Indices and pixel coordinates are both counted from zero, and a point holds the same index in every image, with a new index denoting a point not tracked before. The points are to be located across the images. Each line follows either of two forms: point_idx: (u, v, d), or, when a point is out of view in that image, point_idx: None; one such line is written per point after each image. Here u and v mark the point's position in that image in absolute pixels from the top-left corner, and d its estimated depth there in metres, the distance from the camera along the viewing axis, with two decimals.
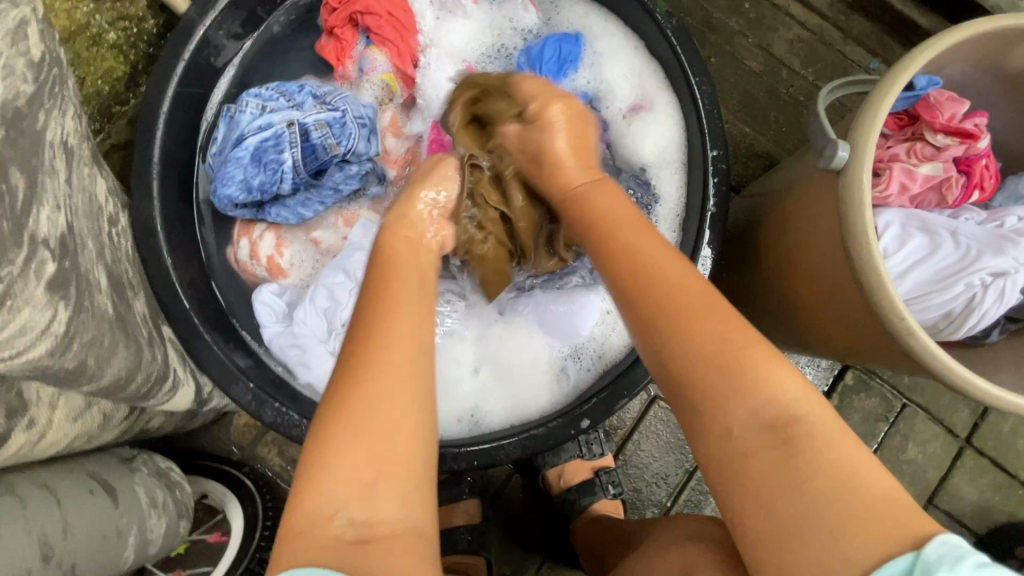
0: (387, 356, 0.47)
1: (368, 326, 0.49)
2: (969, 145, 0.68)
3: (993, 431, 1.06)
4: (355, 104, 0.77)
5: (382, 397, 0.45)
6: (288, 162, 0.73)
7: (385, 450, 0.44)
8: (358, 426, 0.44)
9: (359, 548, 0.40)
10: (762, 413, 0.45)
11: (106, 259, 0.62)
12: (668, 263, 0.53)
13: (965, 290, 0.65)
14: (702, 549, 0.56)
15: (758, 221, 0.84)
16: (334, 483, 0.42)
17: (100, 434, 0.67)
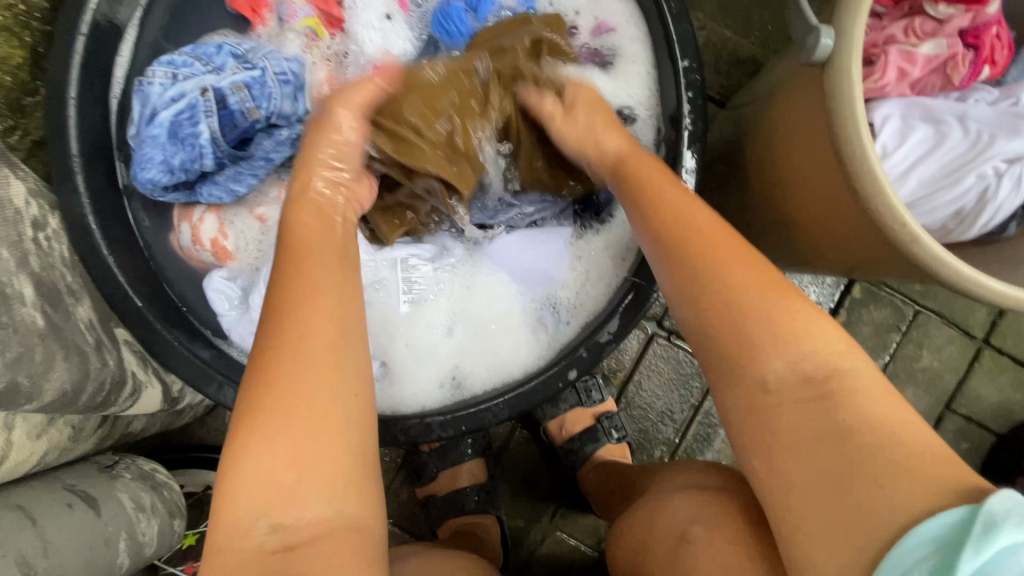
0: (302, 347, 0.45)
1: (278, 313, 0.47)
2: (976, 12, 0.58)
3: (1013, 327, 1.01)
4: (276, 59, 0.72)
5: (295, 400, 0.43)
6: (205, 134, 0.69)
7: (297, 453, 0.43)
8: (277, 426, 0.43)
9: (281, 556, 0.41)
10: (802, 366, 0.43)
11: (32, 267, 0.58)
12: (706, 215, 0.50)
13: (976, 183, 0.58)
14: (704, 499, 0.54)
15: (744, 134, 0.76)
16: (251, 491, 0.42)
17: (73, 446, 0.65)
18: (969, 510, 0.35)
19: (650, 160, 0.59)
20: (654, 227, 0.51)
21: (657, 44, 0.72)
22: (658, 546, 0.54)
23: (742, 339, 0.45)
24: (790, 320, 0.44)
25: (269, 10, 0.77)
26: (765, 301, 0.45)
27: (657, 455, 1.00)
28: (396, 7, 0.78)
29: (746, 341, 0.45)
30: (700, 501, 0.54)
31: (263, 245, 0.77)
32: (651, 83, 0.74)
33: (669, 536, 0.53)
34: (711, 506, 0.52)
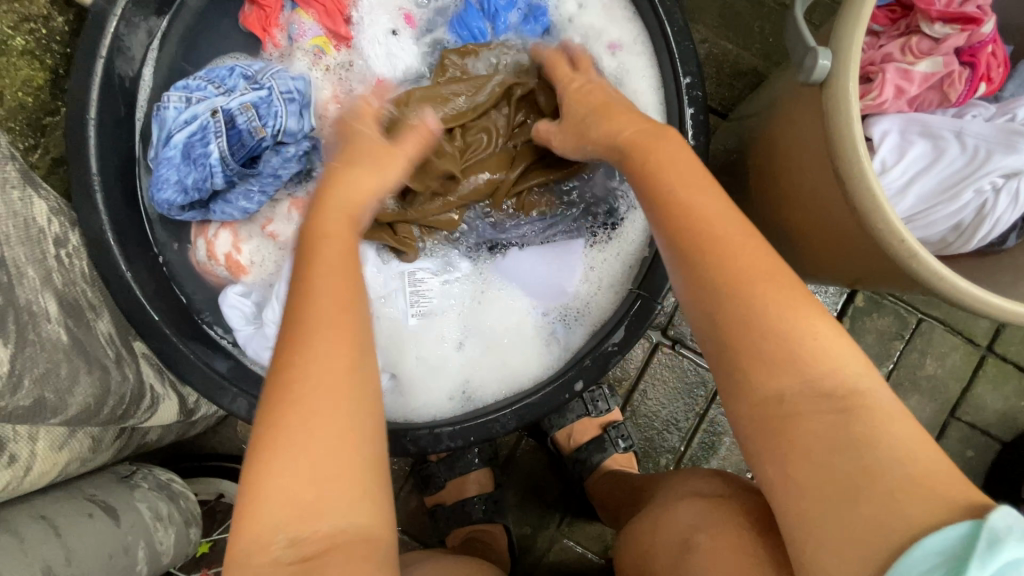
0: (310, 364, 0.45)
1: (293, 329, 0.46)
2: (973, 31, 0.59)
3: (1017, 335, 1.02)
4: (282, 78, 0.73)
5: (312, 415, 0.44)
6: (215, 154, 0.70)
7: (314, 467, 0.43)
8: (295, 442, 0.43)
9: (299, 567, 0.42)
10: (820, 381, 0.43)
11: (56, 285, 0.60)
12: (733, 224, 0.47)
13: (975, 198, 0.59)
14: (707, 508, 0.55)
15: (746, 147, 0.77)
16: (272, 505, 0.43)
17: (93, 456, 0.67)
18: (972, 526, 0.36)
19: (663, 137, 0.53)
20: (680, 233, 0.47)
21: (660, 57, 0.74)
22: (662, 548, 0.56)
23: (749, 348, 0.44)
24: (795, 327, 0.44)
25: (280, 29, 0.79)
26: (777, 299, 0.44)
27: (663, 463, 1.01)
28: (403, 23, 0.80)
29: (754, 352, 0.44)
30: (708, 506, 0.55)
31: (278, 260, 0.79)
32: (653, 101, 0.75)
33: (673, 545, 0.54)
34: (716, 512, 0.53)
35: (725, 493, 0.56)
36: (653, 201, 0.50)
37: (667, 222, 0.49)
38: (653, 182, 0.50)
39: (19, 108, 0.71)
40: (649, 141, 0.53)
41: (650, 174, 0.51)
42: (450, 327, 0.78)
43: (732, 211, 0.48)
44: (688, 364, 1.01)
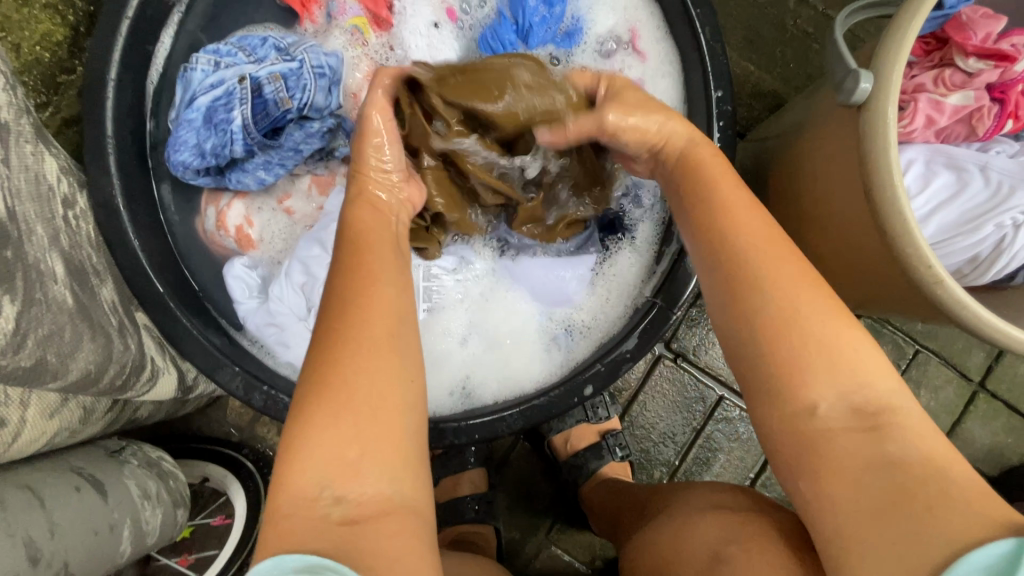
0: (366, 330, 0.46)
1: (346, 297, 0.47)
2: (1005, 69, 0.61)
3: (1008, 373, 1.04)
4: (315, 53, 0.72)
5: (359, 378, 0.44)
6: (238, 120, 0.69)
7: (365, 430, 0.43)
8: (347, 404, 0.43)
9: (349, 529, 0.41)
10: (855, 396, 0.42)
11: (63, 245, 0.58)
12: (765, 230, 0.46)
13: (995, 232, 0.60)
14: (736, 522, 0.55)
15: (766, 166, 0.78)
16: (315, 462, 0.42)
17: (83, 428, 0.64)
18: (1015, 543, 0.36)
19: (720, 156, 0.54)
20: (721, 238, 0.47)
21: (693, 75, 0.74)
22: (690, 559, 0.54)
23: (751, 358, 0.44)
24: (812, 329, 0.43)
25: (319, 7, 0.79)
26: (820, 316, 0.43)
27: (657, 475, 1.01)
28: (444, 17, 0.79)
29: (751, 363, 0.45)
30: (733, 522, 0.55)
31: (290, 237, 0.79)
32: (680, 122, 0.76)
33: (702, 556, 0.53)
34: (746, 523, 0.54)
35: (749, 507, 0.57)
36: (708, 221, 0.49)
37: (707, 231, 0.48)
38: (700, 189, 0.51)
39: (34, 63, 0.68)
40: (706, 158, 0.54)
41: (690, 186, 0.53)
42: (457, 321, 0.78)
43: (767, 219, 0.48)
44: (689, 379, 1.01)
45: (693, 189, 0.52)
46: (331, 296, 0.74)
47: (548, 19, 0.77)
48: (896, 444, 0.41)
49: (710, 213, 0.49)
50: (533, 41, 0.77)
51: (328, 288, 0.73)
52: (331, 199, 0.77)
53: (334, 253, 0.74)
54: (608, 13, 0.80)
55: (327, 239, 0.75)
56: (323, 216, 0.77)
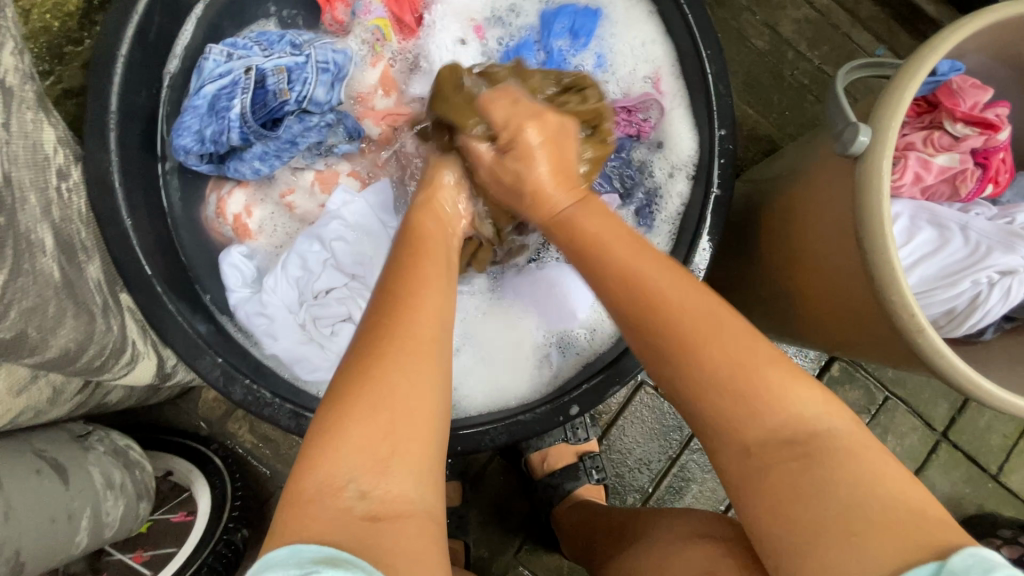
0: (416, 323, 0.47)
1: (399, 293, 0.48)
2: (989, 136, 0.65)
3: (969, 425, 1.08)
4: (323, 49, 0.71)
5: (400, 374, 0.44)
6: (237, 108, 0.68)
7: (399, 427, 0.43)
8: (380, 397, 0.43)
9: (369, 525, 0.41)
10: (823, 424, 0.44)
11: (54, 217, 0.56)
12: (684, 297, 0.48)
13: (971, 288, 0.63)
14: (714, 550, 0.55)
15: (756, 207, 0.81)
16: (349, 453, 0.42)
17: (49, 409, 0.61)
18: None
19: (602, 211, 0.57)
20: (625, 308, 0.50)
21: (698, 111, 0.76)
22: None
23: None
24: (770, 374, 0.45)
25: (344, 4, 0.78)
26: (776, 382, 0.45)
27: (629, 501, 1.01)
28: (472, 33, 0.81)
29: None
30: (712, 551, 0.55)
31: (290, 231, 0.79)
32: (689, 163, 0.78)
33: None
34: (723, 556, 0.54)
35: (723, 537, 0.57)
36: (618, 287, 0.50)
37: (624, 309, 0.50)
38: (593, 249, 0.53)
39: (42, 30, 0.68)
40: (588, 214, 0.57)
41: (592, 242, 0.54)
42: (451, 331, 0.78)
43: (674, 281, 0.49)
44: (668, 407, 1.02)
45: (591, 247, 0.54)
46: (324, 293, 0.75)
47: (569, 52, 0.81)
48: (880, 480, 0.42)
49: (604, 284, 0.51)
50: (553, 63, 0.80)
51: (323, 285, 0.74)
52: (333, 197, 0.77)
53: (331, 251, 0.75)
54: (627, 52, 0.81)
55: (327, 237, 0.75)
56: (323, 215, 0.77)
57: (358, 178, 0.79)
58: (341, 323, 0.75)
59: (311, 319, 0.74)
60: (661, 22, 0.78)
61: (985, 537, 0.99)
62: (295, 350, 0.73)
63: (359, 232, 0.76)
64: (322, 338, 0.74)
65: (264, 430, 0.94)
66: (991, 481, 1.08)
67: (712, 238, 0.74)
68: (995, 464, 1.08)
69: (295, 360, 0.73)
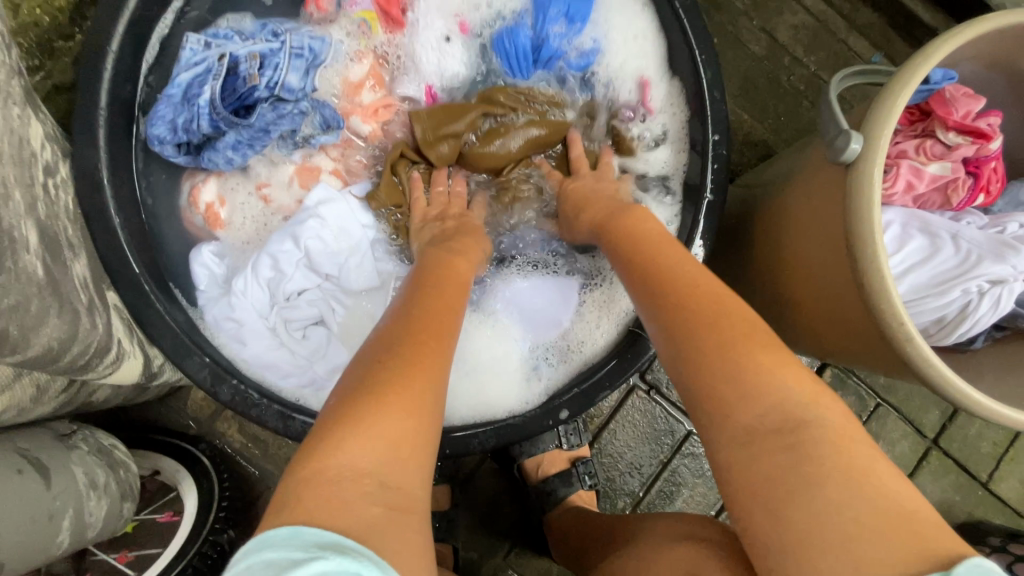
0: (442, 348, 0.51)
1: (429, 318, 0.53)
2: (981, 145, 0.65)
3: (960, 433, 1.08)
4: (299, 35, 0.71)
5: (430, 385, 0.48)
6: (206, 96, 0.67)
7: (421, 429, 0.46)
8: (415, 399, 0.46)
9: (386, 512, 0.41)
10: (813, 434, 0.44)
11: (39, 214, 0.55)
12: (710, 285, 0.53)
13: (961, 297, 0.63)
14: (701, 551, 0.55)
15: (749, 214, 0.81)
16: (376, 444, 0.43)
17: (33, 408, 0.60)
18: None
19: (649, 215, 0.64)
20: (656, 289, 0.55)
21: (693, 118, 0.76)
22: None
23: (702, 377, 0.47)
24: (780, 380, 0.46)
25: None
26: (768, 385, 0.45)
27: (620, 506, 1.01)
28: (456, 29, 0.79)
29: (711, 388, 0.47)
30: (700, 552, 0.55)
31: (263, 227, 0.78)
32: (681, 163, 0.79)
33: None
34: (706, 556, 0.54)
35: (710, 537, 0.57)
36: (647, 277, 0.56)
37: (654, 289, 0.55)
38: (640, 245, 0.60)
39: (31, 25, 0.66)
40: (637, 216, 0.64)
41: (637, 240, 0.61)
42: None
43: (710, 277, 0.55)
44: (660, 411, 1.02)
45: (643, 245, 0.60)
46: (295, 295, 0.75)
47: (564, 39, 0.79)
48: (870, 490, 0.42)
49: (649, 254, 0.58)
50: (544, 53, 0.79)
51: (293, 288, 0.74)
52: (311, 193, 0.76)
53: (307, 251, 0.74)
54: (620, 47, 0.80)
55: (302, 235, 0.73)
56: (300, 211, 0.75)
57: (340, 177, 0.79)
58: (312, 326, 0.75)
59: (282, 322, 0.74)
60: (655, 14, 0.77)
61: (974, 545, 0.99)
62: (264, 354, 0.72)
63: (336, 232, 0.75)
64: (293, 342, 0.74)
65: (253, 430, 0.93)
66: (981, 489, 1.08)
67: (705, 244, 0.73)
68: (986, 472, 1.08)
69: (263, 365, 0.72)
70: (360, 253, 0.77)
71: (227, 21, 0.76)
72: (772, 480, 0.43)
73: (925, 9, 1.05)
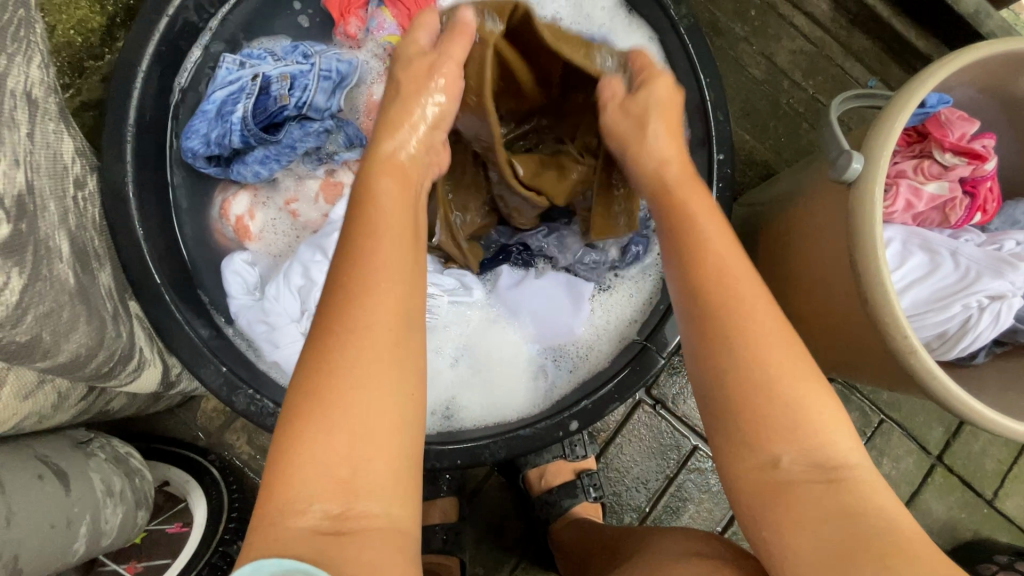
0: (362, 337, 0.44)
1: (341, 302, 0.45)
2: (977, 166, 0.68)
3: (964, 449, 1.09)
4: (328, 58, 0.74)
5: (354, 397, 0.42)
6: (239, 112, 0.71)
7: (357, 447, 0.42)
8: (335, 417, 0.42)
9: (332, 541, 0.40)
10: (815, 451, 0.45)
11: (70, 225, 0.57)
12: (749, 281, 0.49)
13: (962, 312, 0.65)
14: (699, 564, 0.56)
15: (755, 230, 0.83)
16: (307, 472, 0.41)
17: (53, 415, 0.61)
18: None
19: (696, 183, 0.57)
20: (703, 276, 0.50)
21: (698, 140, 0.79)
22: None
23: (709, 378, 0.48)
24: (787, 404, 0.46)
25: (358, 20, 0.80)
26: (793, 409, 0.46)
27: (627, 520, 1.01)
28: None
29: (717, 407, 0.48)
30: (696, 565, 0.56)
31: (290, 238, 0.81)
32: None
33: None
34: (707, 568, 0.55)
35: (720, 555, 0.57)
36: (691, 264, 0.51)
37: (692, 271, 0.51)
38: (678, 220, 0.54)
39: (65, 45, 0.71)
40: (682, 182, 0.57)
41: (677, 213, 0.55)
42: (450, 342, 0.80)
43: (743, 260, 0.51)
44: (665, 425, 1.02)
45: (681, 221, 0.54)
46: None
47: None
48: (862, 491, 0.44)
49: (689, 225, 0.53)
50: None
51: None
52: (337, 207, 0.77)
53: None
54: None
55: (330, 247, 0.75)
56: (328, 224, 0.77)
57: None
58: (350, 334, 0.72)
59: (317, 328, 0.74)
60: (660, 47, 0.80)
61: (980, 563, 0.99)
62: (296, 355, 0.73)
63: None
64: None
65: (262, 441, 0.94)
66: (986, 506, 1.08)
67: None
68: (991, 489, 1.08)
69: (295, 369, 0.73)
70: None
71: (261, 44, 0.80)
72: (805, 499, 0.44)
73: (917, 36, 1.09)
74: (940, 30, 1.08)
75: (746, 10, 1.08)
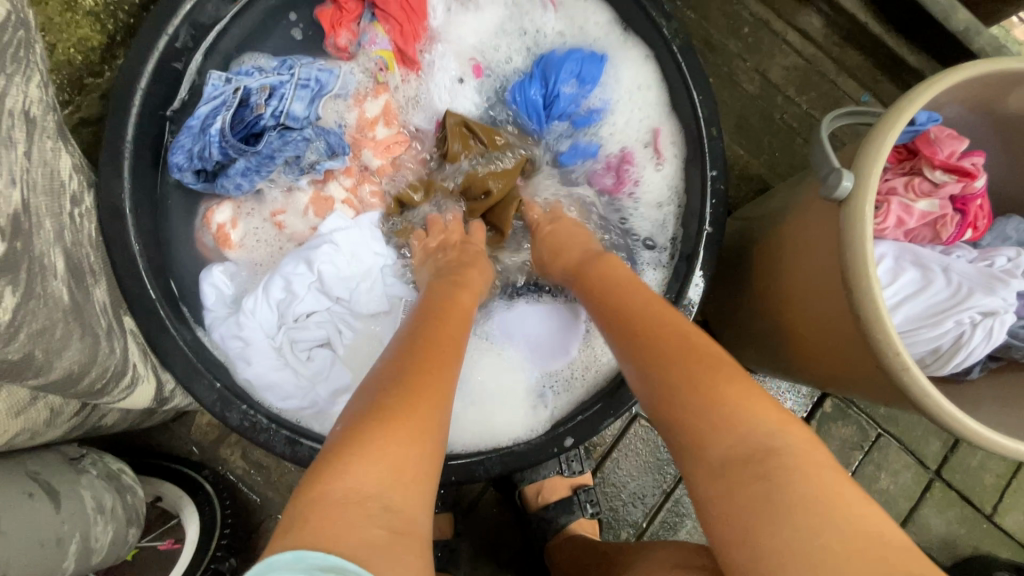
0: (444, 374, 0.51)
1: (428, 346, 0.53)
2: (967, 183, 0.69)
3: (962, 464, 1.08)
4: (307, 67, 0.76)
5: (431, 414, 0.47)
6: (218, 125, 0.71)
7: (424, 458, 0.45)
8: (414, 427, 0.45)
9: (387, 536, 0.40)
10: None
11: (66, 241, 0.57)
12: (699, 336, 0.53)
13: (954, 328, 0.65)
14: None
15: (747, 245, 0.84)
16: (382, 466, 0.43)
17: (45, 431, 0.60)
18: None
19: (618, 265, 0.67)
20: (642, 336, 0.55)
21: (690, 155, 0.79)
22: None
23: (685, 396, 0.48)
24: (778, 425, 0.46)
25: (351, 34, 0.81)
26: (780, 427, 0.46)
27: (623, 536, 1.00)
28: (471, 72, 0.85)
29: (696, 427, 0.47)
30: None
31: (273, 250, 0.81)
32: (673, 201, 0.82)
33: None
34: None
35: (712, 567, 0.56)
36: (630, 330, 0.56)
37: (632, 336, 0.56)
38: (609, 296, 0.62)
39: (65, 63, 0.70)
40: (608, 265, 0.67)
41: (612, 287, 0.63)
42: None
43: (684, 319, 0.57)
44: (662, 440, 1.02)
45: (614, 294, 0.62)
46: (303, 317, 0.77)
47: (575, 95, 0.83)
48: None
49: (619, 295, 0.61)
50: (552, 111, 0.83)
51: (304, 309, 0.76)
52: (326, 221, 0.79)
53: (319, 274, 0.76)
54: (628, 100, 0.84)
55: (316, 260, 0.75)
56: (316, 237, 0.78)
57: (352, 206, 0.81)
58: (317, 349, 0.77)
59: (288, 343, 0.76)
60: (656, 66, 0.81)
61: None
62: (268, 372, 0.73)
63: (350, 259, 0.78)
64: (298, 363, 0.76)
65: (257, 456, 0.93)
66: (986, 522, 1.07)
67: (703, 277, 0.75)
68: (990, 504, 1.08)
69: (269, 385, 0.73)
70: (371, 279, 0.79)
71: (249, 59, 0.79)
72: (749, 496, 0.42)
73: (909, 52, 1.11)
74: (932, 46, 1.10)
75: (739, 26, 1.09)
